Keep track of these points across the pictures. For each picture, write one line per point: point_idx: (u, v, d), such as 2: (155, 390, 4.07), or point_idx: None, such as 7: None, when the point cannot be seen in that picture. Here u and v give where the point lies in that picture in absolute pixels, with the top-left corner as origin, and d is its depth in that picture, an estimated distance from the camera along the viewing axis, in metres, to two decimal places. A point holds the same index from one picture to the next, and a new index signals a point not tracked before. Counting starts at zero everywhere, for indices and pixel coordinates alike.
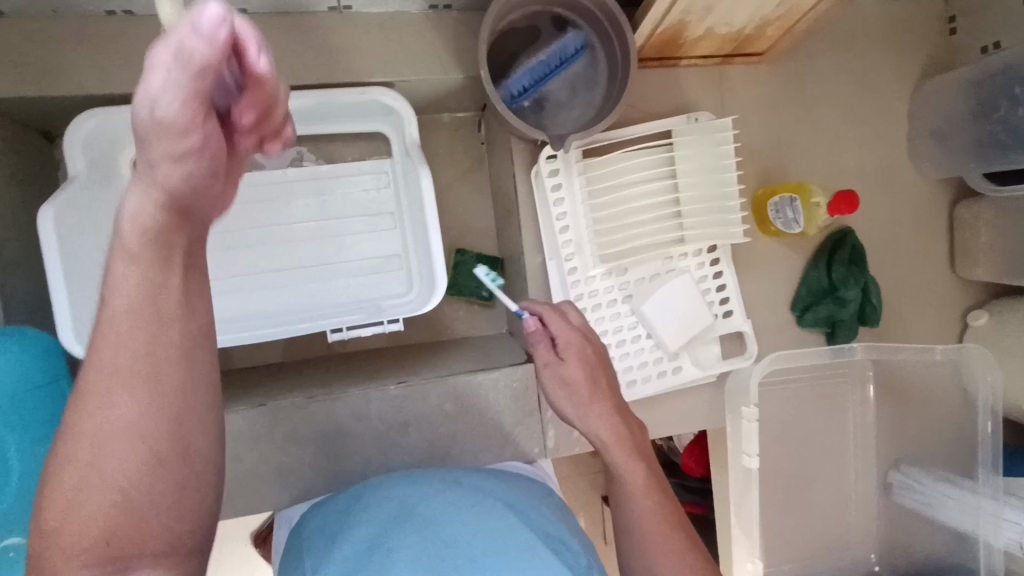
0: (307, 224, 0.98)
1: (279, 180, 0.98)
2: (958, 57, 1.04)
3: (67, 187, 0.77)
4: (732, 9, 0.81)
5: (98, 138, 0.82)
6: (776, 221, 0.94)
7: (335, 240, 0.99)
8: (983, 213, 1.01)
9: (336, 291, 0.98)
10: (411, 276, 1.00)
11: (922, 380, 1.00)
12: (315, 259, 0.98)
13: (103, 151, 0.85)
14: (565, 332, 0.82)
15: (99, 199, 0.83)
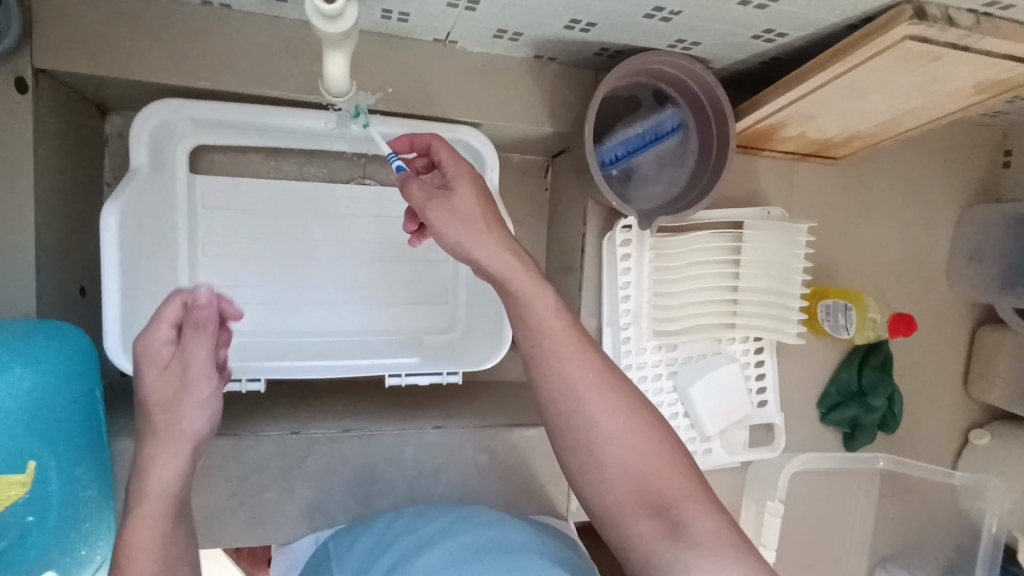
0: (358, 245, 0.94)
1: (336, 195, 0.93)
2: (1007, 190, 1.09)
3: (130, 180, 0.72)
4: (833, 121, 0.82)
5: (165, 130, 0.77)
6: (824, 322, 0.96)
7: (386, 266, 0.95)
8: (1006, 341, 1.06)
9: (377, 320, 0.95)
10: (456, 315, 0.97)
11: (926, 491, 1.04)
12: (362, 284, 0.94)
13: (164, 142, 0.79)
14: (460, 165, 0.71)
15: (156, 190, 0.77)
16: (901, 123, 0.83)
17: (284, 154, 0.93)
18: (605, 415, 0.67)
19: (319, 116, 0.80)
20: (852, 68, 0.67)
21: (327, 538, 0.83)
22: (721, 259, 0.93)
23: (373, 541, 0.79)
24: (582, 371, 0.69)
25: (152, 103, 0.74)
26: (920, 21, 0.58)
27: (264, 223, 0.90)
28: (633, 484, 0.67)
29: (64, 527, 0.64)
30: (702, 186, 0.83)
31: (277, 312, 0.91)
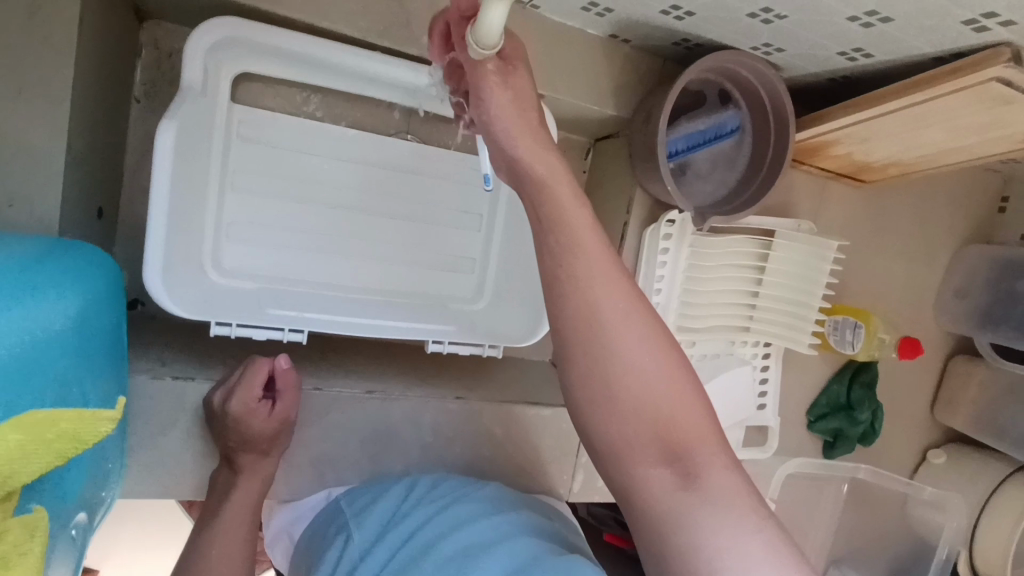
0: (393, 200, 0.89)
1: (377, 145, 0.88)
2: (998, 234, 1.16)
3: (181, 102, 0.70)
4: (881, 146, 0.85)
5: (220, 50, 0.72)
6: (830, 336, 1.01)
7: (421, 228, 0.91)
8: (976, 372, 1.15)
9: (405, 280, 0.91)
10: (483, 286, 0.95)
11: (888, 500, 1.12)
12: (395, 242, 0.90)
13: (215, 64, 0.74)
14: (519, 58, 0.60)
15: (200, 115, 0.75)
16: (941, 159, 0.87)
17: (328, 94, 0.87)
18: (637, 345, 0.55)
19: (398, 64, 0.76)
20: (930, 100, 0.69)
21: (338, 496, 0.81)
22: (749, 264, 0.95)
23: (389, 505, 0.77)
24: (616, 291, 0.56)
25: (215, 19, 0.69)
26: (1016, 65, 0.60)
27: (303, 165, 0.84)
28: (662, 420, 0.54)
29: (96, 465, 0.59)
30: (752, 192, 0.85)
31: (305, 261, 0.86)
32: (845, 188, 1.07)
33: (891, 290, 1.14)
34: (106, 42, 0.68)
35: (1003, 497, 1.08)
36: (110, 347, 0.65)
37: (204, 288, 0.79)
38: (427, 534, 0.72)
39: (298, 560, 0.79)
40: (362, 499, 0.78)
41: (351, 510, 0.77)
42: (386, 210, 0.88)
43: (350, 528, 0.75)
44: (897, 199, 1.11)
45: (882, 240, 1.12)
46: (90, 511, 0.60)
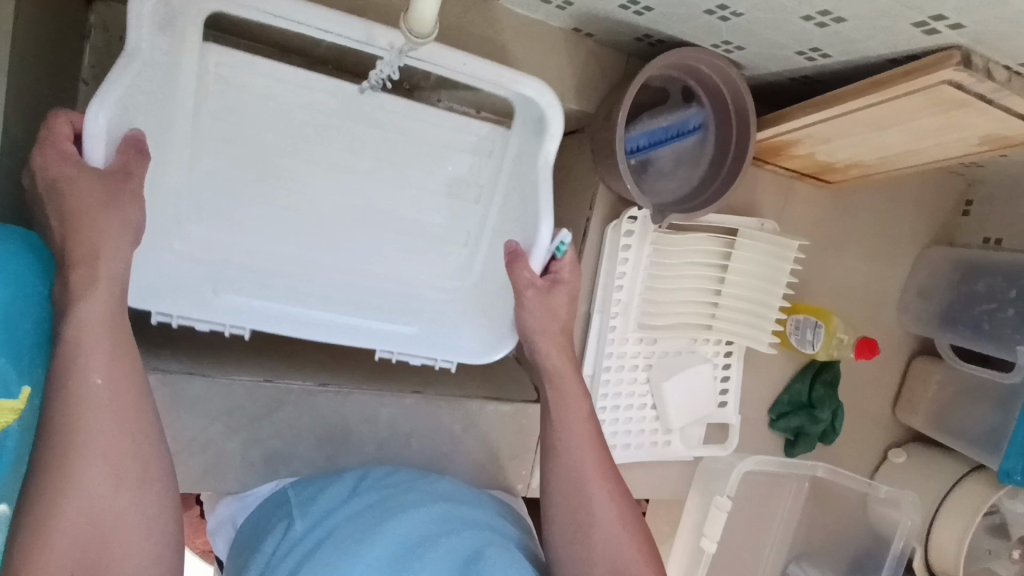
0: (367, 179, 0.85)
1: (360, 117, 0.82)
2: (961, 236, 1.17)
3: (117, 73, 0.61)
4: (842, 147, 0.85)
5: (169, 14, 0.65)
6: (792, 335, 1.02)
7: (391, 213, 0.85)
8: (936, 373, 1.17)
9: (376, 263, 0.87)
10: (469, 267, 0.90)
11: (846, 497, 1.13)
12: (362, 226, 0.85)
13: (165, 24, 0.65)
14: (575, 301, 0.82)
15: (159, 88, 0.69)
16: (901, 161, 0.87)
17: None
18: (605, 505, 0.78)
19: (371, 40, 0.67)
20: (884, 101, 0.69)
21: (287, 484, 0.80)
22: (712, 263, 0.95)
23: (334, 494, 0.76)
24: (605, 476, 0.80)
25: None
26: (965, 68, 0.60)
27: (266, 143, 0.81)
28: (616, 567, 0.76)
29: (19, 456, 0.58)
30: (712, 190, 0.85)
31: (266, 246, 0.82)
32: (811, 189, 1.07)
33: (855, 291, 1.15)
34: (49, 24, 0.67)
35: (957, 496, 1.10)
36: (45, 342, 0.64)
37: (165, 262, 0.77)
38: (369, 520, 0.71)
39: (236, 547, 0.77)
40: (309, 487, 0.78)
41: (297, 499, 0.76)
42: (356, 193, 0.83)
43: (293, 516, 0.74)
44: (862, 201, 1.12)
45: (846, 241, 1.12)
46: (15, 508, 0.60)
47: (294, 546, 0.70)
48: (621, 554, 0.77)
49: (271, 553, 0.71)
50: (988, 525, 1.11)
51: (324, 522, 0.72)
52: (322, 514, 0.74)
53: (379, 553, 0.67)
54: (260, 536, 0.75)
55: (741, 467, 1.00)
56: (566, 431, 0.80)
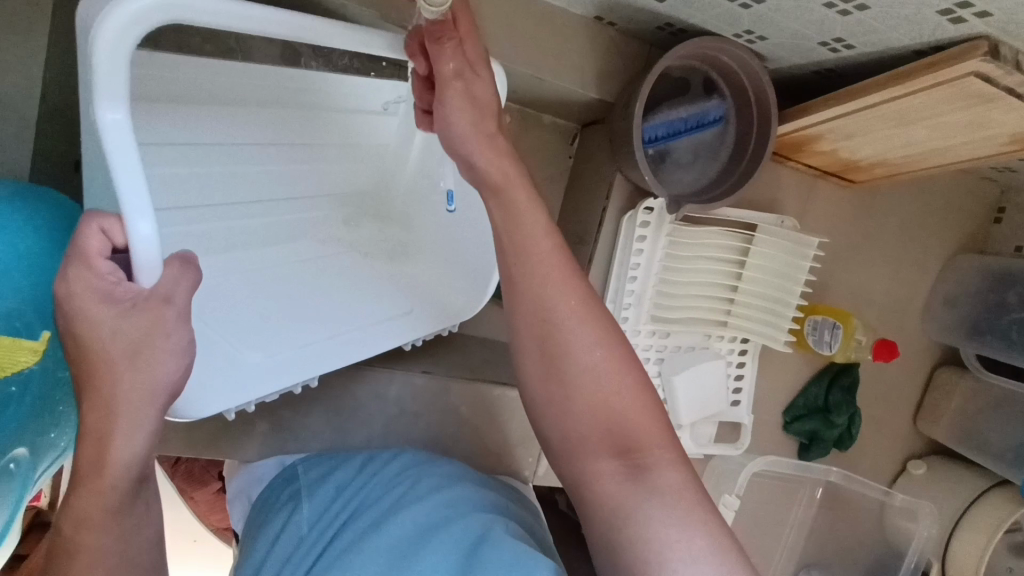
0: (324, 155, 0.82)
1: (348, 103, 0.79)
2: (993, 244, 1.14)
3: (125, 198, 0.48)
4: (867, 143, 0.83)
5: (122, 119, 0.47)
6: (809, 336, 0.99)
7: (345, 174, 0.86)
8: (960, 384, 1.14)
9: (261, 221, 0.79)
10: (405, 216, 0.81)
11: (860, 507, 1.11)
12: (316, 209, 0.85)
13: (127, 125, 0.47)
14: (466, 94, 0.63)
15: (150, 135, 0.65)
16: (927, 160, 0.86)
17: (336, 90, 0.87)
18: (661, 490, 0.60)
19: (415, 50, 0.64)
20: (909, 94, 0.68)
21: (298, 463, 0.81)
22: (727, 258, 0.94)
23: (344, 475, 0.78)
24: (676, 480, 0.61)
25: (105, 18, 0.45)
26: (993, 59, 0.59)
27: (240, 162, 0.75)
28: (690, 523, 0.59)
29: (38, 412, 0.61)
30: (732, 182, 0.85)
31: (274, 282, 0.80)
32: (833, 189, 1.05)
33: (877, 296, 1.12)
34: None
35: (978, 511, 1.07)
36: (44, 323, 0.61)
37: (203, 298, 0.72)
38: (382, 507, 0.73)
39: (246, 520, 0.81)
40: (318, 466, 0.80)
41: (305, 477, 0.78)
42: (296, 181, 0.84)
43: (301, 496, 0.76)
44: (888, 203, 1.09)
45: (870, 245, 1.10)
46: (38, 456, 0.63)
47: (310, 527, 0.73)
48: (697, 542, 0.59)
49: (280, 532, 0.73)
50: (1011, 543, 1.07)
51: (331, 507, 0.75)
52: (339, 497, 0.76)
53: (383, 540, 0.68)
54: (264, 517, 0.77)
55: (751, 467, 0.98)
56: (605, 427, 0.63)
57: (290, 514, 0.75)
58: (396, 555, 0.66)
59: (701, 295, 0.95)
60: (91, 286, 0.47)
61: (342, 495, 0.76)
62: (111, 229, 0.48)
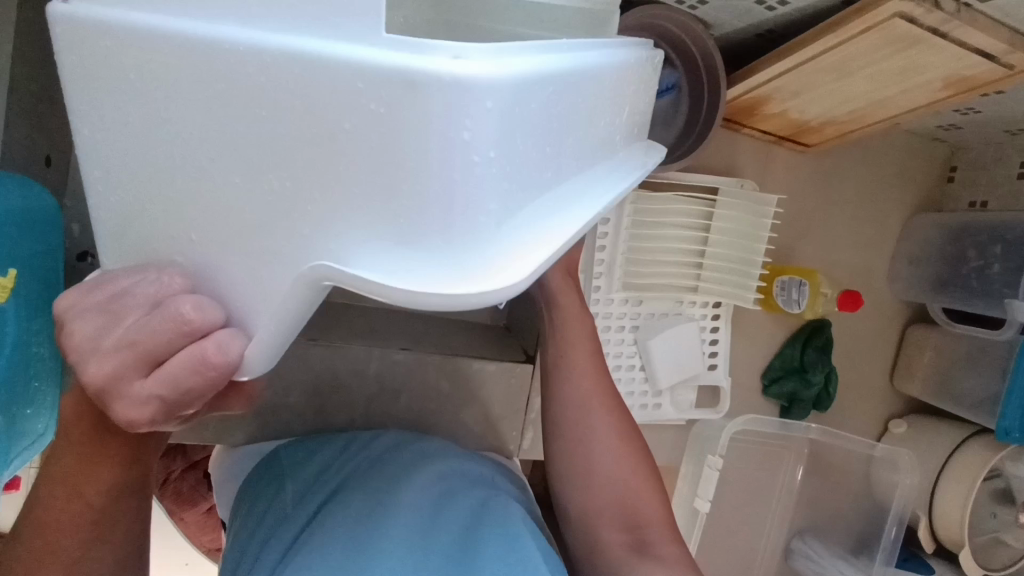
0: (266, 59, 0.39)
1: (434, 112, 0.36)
2: (948, 201, 1.18)
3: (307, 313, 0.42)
4: (813, 101, 0.87)
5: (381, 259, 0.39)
6: (778, 297, 1.01)
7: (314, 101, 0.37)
8: (932, 338, 1.16)
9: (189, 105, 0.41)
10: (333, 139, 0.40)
11: (843, 463, 1.14)
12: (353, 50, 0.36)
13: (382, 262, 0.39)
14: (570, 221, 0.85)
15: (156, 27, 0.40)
16: (872, 114, 0.89)
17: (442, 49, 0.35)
18: (616, 463, 0.80)
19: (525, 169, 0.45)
20: (843, 43, 0.72)
21: (281, 448, 0.82)
22: (693, 223, 0.97)
23: (328, 453, 0.80)
24: (633, 469, 0.81)
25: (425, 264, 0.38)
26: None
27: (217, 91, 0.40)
28: (624, 494, 0.80)
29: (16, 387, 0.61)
30: (684, 150, 0.92)
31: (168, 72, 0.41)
32: (790, 154, 1.09)
33: (842, 259, 1.16)
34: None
35: (958, 461, 1.09)
36: (50, 295, 0.66)
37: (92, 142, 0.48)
38: (365, 477, 0.74)
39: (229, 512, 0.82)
40: (300, 448, 0.81)
41: (288, 460, 0.79)
42: (420, 43, 0.36)
43: (285, 478, 0.77)
44: (845, 166, 1.13)
45: (832, 207, 1.14)
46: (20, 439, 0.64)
47: (291, 507, 0.73)
48: (639, 497, 0.80)
49: (264, 512, 0.75)
50: (994, 491, 1.08)
51: (316, 485, 0.75)
52: (321, 478, 0.76)
53: (361, 512, 0.68)
54: (252, 497, 0.78)
55: (730, 427, 0.99)
56: (593, 428, 0.81)
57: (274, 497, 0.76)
58: (375, 523, 0.67)
59: (672, 260, 0.97)
60: (139, 407, 0.42)
61: (323, 473, 0.77)
62: (229, 342, 0.41)
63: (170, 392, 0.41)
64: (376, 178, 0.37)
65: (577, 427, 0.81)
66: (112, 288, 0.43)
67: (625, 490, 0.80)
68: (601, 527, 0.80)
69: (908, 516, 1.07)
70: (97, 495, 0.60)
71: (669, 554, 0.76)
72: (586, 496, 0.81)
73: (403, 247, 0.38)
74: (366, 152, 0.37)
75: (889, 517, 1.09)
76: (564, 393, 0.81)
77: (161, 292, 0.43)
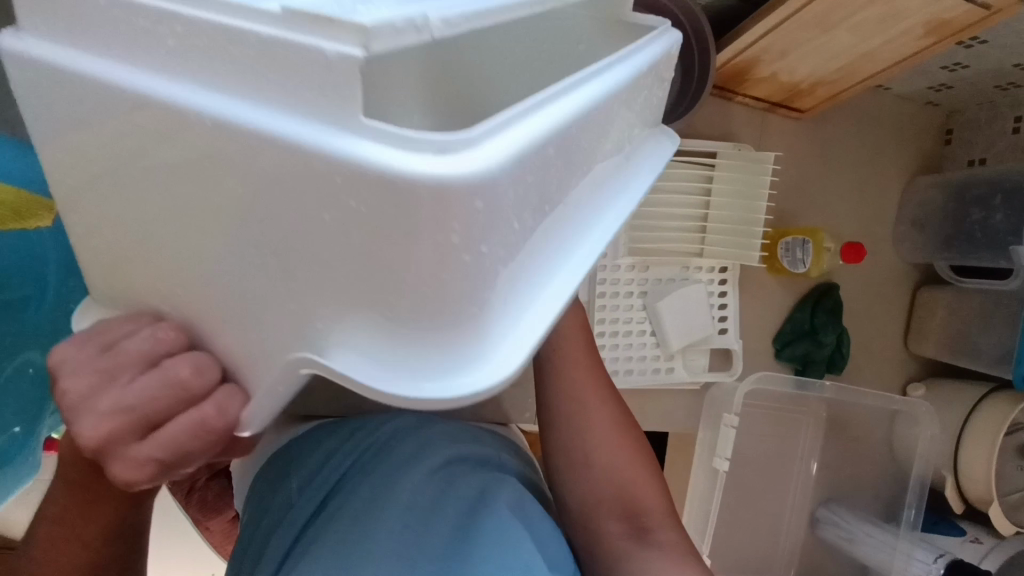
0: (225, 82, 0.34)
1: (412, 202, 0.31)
2: (947, 162, 1.20)
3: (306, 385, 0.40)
4: (800, 60, 0.91)
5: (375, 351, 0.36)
6: (783, 258, 1.03)
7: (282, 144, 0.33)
8: (942, 298, 1.17)
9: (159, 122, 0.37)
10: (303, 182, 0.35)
11: (861, 425, 1.14)
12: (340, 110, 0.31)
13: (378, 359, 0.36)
14: None
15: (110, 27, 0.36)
16: (859, 70, 0.93)
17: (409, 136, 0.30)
18: (611, 454, 0.79)
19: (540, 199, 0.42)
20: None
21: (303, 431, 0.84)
22: (693, 187, 1.00)
23: (330, 443, 0.79)
24: (629, 459, 0.79)
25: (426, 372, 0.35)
26: None
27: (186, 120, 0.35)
28: (620, 486, 0.78)
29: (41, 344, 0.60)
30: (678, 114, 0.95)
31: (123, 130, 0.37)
32: (784, 122, 1.12)
33: (845, 223, 1.17)
34: None
35: (979, 417, 1.08)
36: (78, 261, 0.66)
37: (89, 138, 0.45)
38: (364, 468, 0.74)
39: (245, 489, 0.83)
40: (307, 439, 0.81)
41: (298, 449, 0.80)
42: (402, 135, 0.30)
43: (289, 471, 0.78)
44: (840, 132, 1.16)
45: (831, 172, 1.16)
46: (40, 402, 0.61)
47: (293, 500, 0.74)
48: (636, 487, 0.78)
49: (270, 505, 0.76)
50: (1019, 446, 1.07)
51: (317, 477, 0.75)
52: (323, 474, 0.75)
53: (350, 513, 0.67)
54: (261, 488, 0.79)
55: (743, 386, 1.00)
56: (586, 419, 0.80)
57: (281, 488, 0.76)
58: (364, 525, 0.66)
59: (675, 225, 0.99)
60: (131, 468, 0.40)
61: (324, 466, 0.76)
62: (228, 403, 0.41)
63: (167, 454, 0.39)
64: (384, 296, 0.34)
65: (569, 416, 0.80)
66: (106, 339, 0.41)
67: (624, 480, 0.78)
68: (600, 518, 0.78)
69: (930, 480, 1.05)
70: (95, 536, 0.54)
71: (668, 544, 0.75)
72: (581, 488, 0.80)
73: (428, 368, 0.35)
74: (358, 255, 0.33)
75: (911, 482, 1.06)
76: (552, 383, 0.80)
77: (155, 349, 0.41)
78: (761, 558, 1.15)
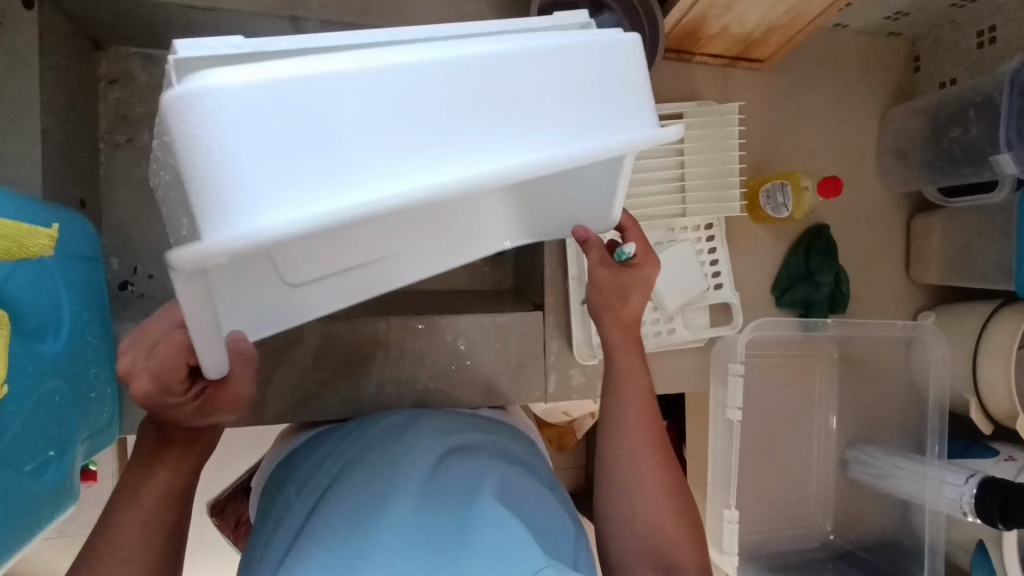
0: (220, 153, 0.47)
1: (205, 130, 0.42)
2: (920, 88, 1.20)
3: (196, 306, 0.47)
4: (746, 11, 0.93)
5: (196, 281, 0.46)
6: (766, 206, 1.05)
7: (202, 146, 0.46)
8: (936, 222, 1.16)
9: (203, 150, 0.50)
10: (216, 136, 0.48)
11: (874, 360, 1.14)
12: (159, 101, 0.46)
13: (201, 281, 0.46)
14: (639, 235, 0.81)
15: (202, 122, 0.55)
16: (806, 10, 0.94)
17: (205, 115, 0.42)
18: (653, 512, 0.74)
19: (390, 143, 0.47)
20: None
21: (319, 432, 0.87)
22: (665, 149, 1.02)
23: (335, 457, 0.76)
24: (672, 515, 0.74)
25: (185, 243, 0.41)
26: None
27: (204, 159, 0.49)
28: (653, 542, 0.74)
29: (74, 376, 0.64)
30: None
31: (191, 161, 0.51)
32: (748, 75, 1.14)
33: (826, 163, 1.18)
34: (70, 70, 0.89)
35: (991, 333, 1.07)
36: (93, 298, 0.71)
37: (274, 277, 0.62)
38: (366, 466, 0.69)
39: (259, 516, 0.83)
40: (315, 459, 0.78)
41: (304, 470, 0.77)
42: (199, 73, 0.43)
43: (293, 493, 0.73)
44: (806, 75, 1.17)
45: (803, 115, 1.17)
46: (77, 432, 0.65)
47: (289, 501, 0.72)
48: (671, 543, 0.73)
49: (270, 525, 0.71)
50: None
51: (321, 489, 0.71)
52: (316, 485, 0.72)
53: (351, 510, 0.62)
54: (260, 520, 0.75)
55: (745, 334, 1.00)
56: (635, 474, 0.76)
57: (281, 513, 0.72)
58: (367, 520, 0.60)
59: (653, 190, 1.01)
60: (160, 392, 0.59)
61: (326, 482, 0.72)
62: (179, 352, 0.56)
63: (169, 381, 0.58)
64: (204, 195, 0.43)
65: (619, 465, 0.77)
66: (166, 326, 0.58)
67: (659, 535, 0.74)
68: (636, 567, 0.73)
69: (950, 400, 1.05)
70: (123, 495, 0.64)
71: None
72: (617, 537, 0.75)
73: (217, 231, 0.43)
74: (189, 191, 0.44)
75: (930, 402, 1.07)
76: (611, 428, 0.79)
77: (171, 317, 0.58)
78: (796, 509, 1.14)
